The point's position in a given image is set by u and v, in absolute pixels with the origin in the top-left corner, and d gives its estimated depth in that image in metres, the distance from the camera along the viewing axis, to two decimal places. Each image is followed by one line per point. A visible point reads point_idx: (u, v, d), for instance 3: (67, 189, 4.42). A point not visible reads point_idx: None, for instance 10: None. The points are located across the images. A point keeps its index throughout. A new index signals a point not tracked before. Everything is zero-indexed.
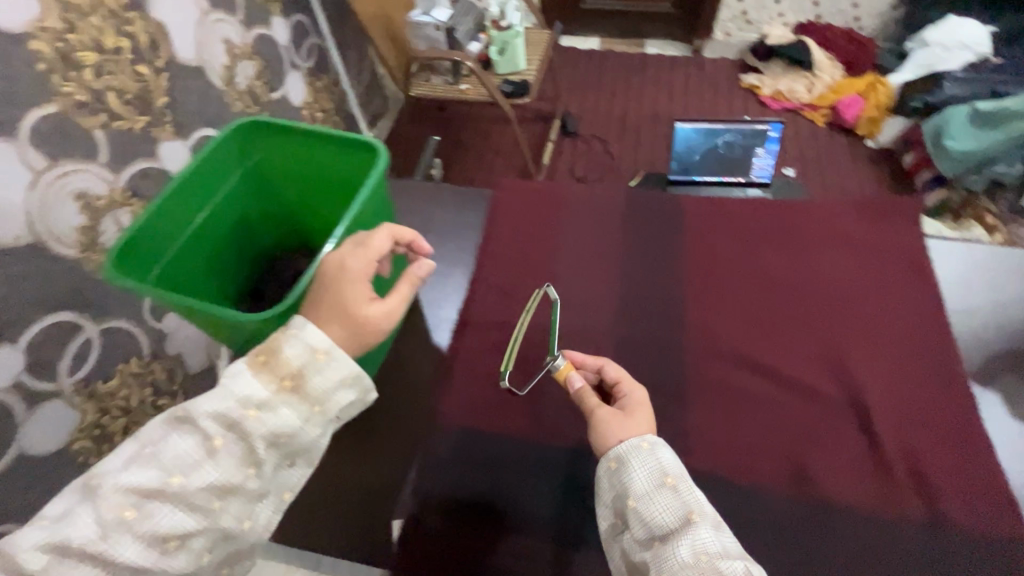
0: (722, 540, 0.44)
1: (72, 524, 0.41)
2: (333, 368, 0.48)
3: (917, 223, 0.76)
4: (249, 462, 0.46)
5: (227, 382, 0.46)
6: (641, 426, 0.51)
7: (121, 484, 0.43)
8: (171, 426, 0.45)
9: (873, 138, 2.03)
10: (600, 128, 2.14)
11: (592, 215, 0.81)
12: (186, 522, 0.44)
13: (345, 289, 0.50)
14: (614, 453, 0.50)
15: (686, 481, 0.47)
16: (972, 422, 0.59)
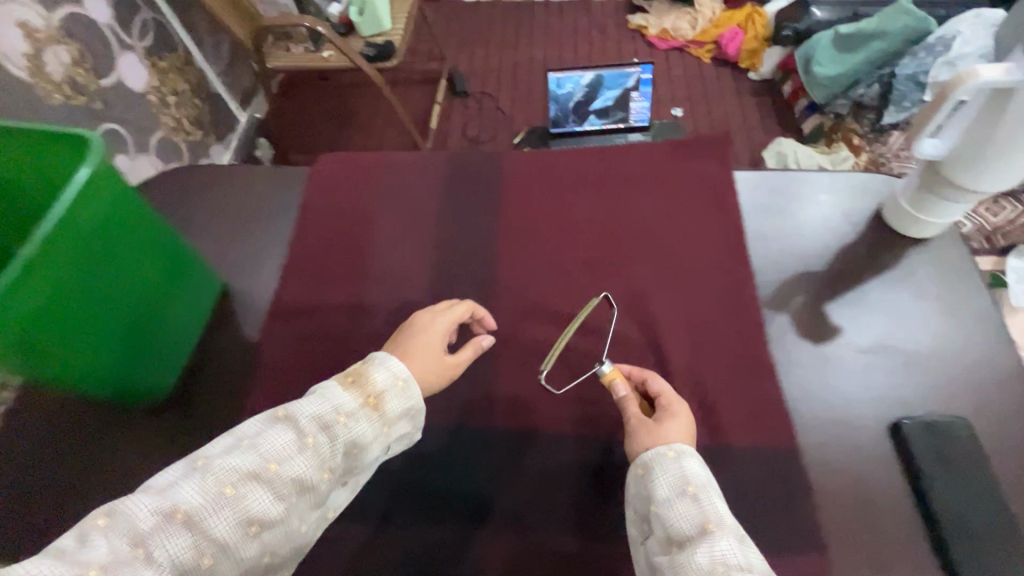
0: (743, 551, 0.42)
1: (161, 500, 0.38)
2: (404, 397, 0.49)
3: (727, 159, 0.77)
4: (328, 467, 0.44)
5: (322, 390, 0.47)
6: (679, 433, 0.51)
7: (224, 462, 0.41)
8: (270, 420, 0.44)
9: (756, 70, 1.96)
10: (491, 85, 2.00)
11: (408, 182, 0.78)
12: (266, 513, 0.41)
13: (433, 343, 0.55)
14: (642, 461, 0.49)
15: (714, 492, 0.46)
16: (757, 346, 0.62)
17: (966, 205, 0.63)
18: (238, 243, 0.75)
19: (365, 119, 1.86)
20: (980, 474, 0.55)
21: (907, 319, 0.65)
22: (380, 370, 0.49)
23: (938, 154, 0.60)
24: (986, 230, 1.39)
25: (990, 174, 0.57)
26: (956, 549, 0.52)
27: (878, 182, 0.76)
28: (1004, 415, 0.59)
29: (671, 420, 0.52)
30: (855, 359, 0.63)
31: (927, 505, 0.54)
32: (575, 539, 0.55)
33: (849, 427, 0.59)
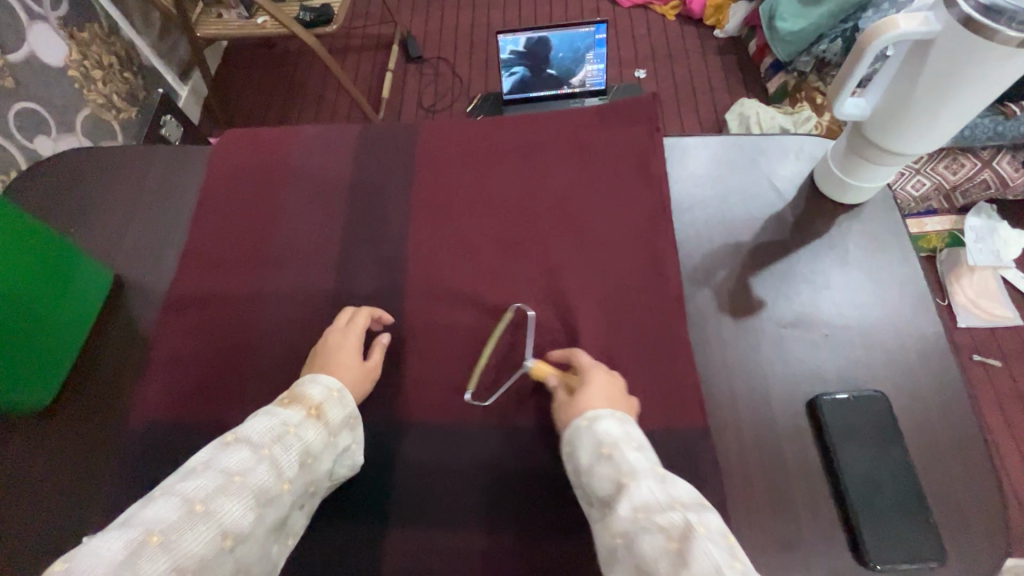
0: (664, 490, 0.42)
1: (135, 528, 0.38)
2: (342, 407, 0.52)
3: (654, 124, 0.72)
4: (286, 474, 0.46)
5: (263, 413, 0.49)
6: (596, 402, 0.51)
7: (182, 487, 0.41)
8: (222, 444, 0.45)
9: (722, 27, 1.84)
10: (447, 47, 1.86)
11: (317, 162, 0.74)
12: (239, 523, 0.41)
13: (340, 359, 0.57)
14: (565, 440, 0.50)
15: (631, 442, 0.47)
16: (673, 322, 0.60)
17: (894, 168, 0.60)
18: (135, 234, 0.72)
19: (314, 92, 1.76)
20: (891, 449, 0.54)
21: (831, 289, 0.63)
22: (313, 388, 0.52)
23: (863, 113, 0.56)
24: (945, 189, 1.33)
25: (912, 131, 0.54)
26: (863, 526, 0.51)
27: (812, 145, 0.72)
28: (918, 385, 0.58)
29: (587, 390, 0.52)
30: (776, 332, 0.61)
31: (838, 483, 0.53)
32: (477, 530, 0.53)
33: (765, 404, 0.57)
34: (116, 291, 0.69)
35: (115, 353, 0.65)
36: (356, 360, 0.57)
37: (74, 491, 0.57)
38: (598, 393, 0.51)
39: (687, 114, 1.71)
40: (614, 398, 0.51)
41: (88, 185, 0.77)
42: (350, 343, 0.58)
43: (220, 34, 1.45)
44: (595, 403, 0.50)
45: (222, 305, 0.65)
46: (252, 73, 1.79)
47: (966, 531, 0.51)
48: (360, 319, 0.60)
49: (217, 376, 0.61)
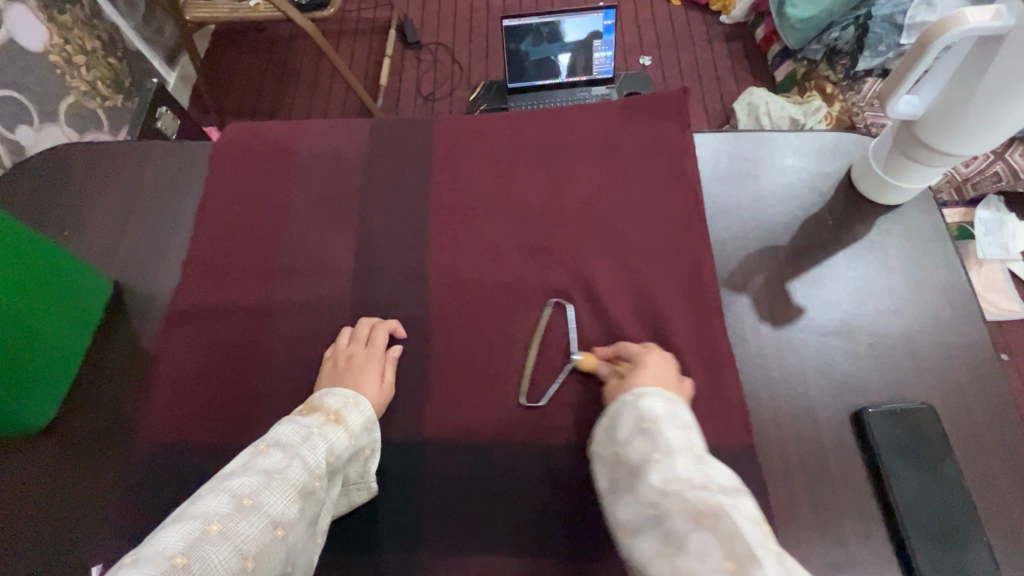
0: (702, 470, 0.40)
1: (190, 522, 0.38)
2: (361, 412, 0.51)
3: (684, 119, 0.68)
4: (319, 470, 0.45)
5: (280, 425, 0.47)
6: (647, 382, 0.50)
7: (203, 508, 0.39)
8: (244, 461, 0.44)
9: (727, 12, 1.78)
10: (446, 31, 1.79)
11: (327, 161, 0.70)
12: (286, 513, 0.41)
13: (355, 375, 0.54)
14: (608, 412, 0.49)
15: (676, 421, 0.45)
16: (713, 332, 0.57)
17: (943, 168, 0.57)
18: (138, 238, 0.69)
19: (309, 79, 1.69)
20: (941, 462, 0.52)
21: (872, 295, 0.60)
22: (329, 398, 0.51)
23: (917, 113, 0.53)
24: (957, 181, 1.32)
25: (973, 130, 0.50)
26: (915, 544, 0.49)
27: (848, 141, 0.69)
28: (963, 394, 0.56)
29: (637, 371, 0.51)
30: (817, 341, 0.58)
31: (887, 498, 0.51)
32: (510, 552, 0.51)
33: (809, 418, 0.55)
34: (115, 300, 0.65)
35: (115, 367, 0.61)
36: (374, 378, 0.55)
37: (74, 513, 0.54)
38: (647, 373, 0.51)
39: (694, 104, 1.67)
40: (662, 377, 0.51)
41: (80, 187, 0.72)
42: (366, 360, 0.55)
43: (211, 17, 1.37)
44: (642, 383, 0.50)
45: (232, 319, 0.61)
46: (244, 60, 1.71)
47: (1018, 548, 0.50)
48: (378, 335, 0.58)
49: (228, 393, 0.57)
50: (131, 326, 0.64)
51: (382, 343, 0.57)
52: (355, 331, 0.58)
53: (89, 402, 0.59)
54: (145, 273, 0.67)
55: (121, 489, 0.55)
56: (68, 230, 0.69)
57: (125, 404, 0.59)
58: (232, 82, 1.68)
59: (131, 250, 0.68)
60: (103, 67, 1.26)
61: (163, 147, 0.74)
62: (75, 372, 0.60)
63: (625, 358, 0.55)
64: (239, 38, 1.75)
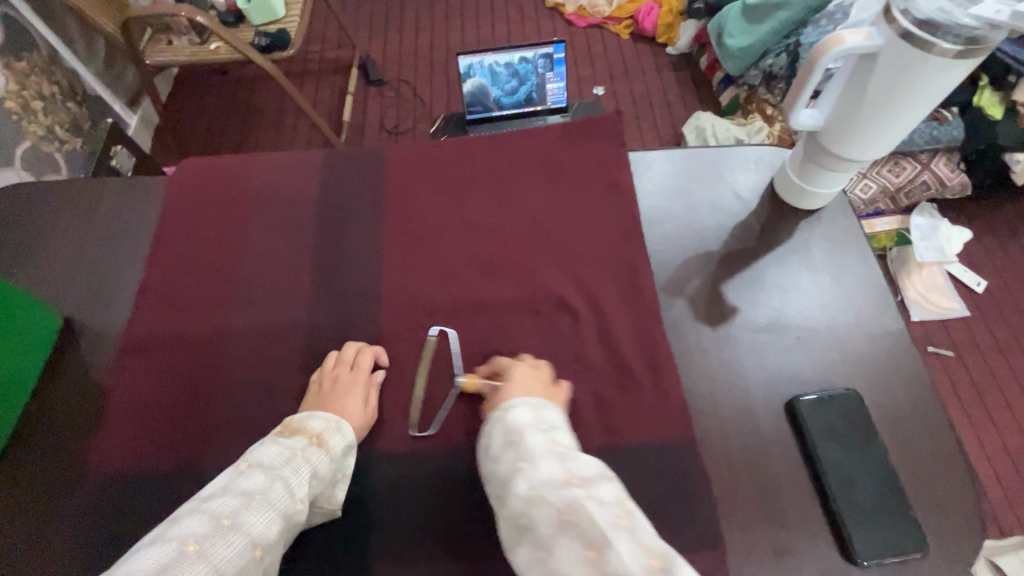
0: (563, 466, 0.42)
1: (167, 542, 0.40)
2: (342, 436, 0.52)
3: (621, 140, 0.73)
4: (301, 492, 0.47)
5: (263, 447, 0.50)
6: (511, 393, 0.52)
7: (183, 529, 0.41)
8: (229, 481, 0.46)
9: (672, 45, 1.90)
10: (407, 70, 1.86)
11: (281, 190, 0.72)
12: (265, 534, 0.43)
13: (340, 398, 0.55)
14: (484, 427, 0.51)
15: (539, 426, 0.47)
16: (654, 335, 0.60)
17: (850, 173, 0.62)
18: (91, 271, 0.69)
19: (274, 117, 1.72)
20: (870, 445, 0.55)
21: (800, 293, 0.65)
22: (312, 421, 0.52)
23: (818, 123, 0.58)
24: (891, 191, 1.40)
25: (865, 138, 0.56)
26: (849, 524, 0.51)
27: (771, 154, 0.75)
28: (886, 381, 0.60)
29: (506, 386, 0.53)
30: (751, 338, 0.62)
31: (821, 481, 0.54)
32: (466, 561, 0.51)
33: (747, 410, 0.58)
34: (66, 333, 0.65)
35: (66, 401, 0.61)
36: (358, 401, 0.55)
37: (22, 553, 0.53)
38: (513, 384, 0.53)
39: (646, 129, 1.76)
40: (529, 386, 0.53)
41: (34, 224, 0.72)
42: (352, 383, 0.56)
43: (171, 61, 1.40)
44: (510, 395, 0.52)
45: (184, 348, 0.62)
46: (209, 101, 1.75)
47: (944, 523, 0.53)
48: (363, 359, 0.59)
49: (181, 419, 0.58)
50: (82, 356, 0.64)
51: (368, 366, 0.58)
52: (342, 353, 0.59)
53: (37, 436, 0.59)
54: (99, 305, 0.67)
55: (71, 523, 0.54)
56: (21, 266, 0.69)
57: (75, 435, 0.59)
58: (196, 122, 1.70)
59: (85, 284, 0.68)
60: (61, 110, 1.27)
61: (120, 182, 0.75)
62: (22, 406, 0.60)
63: (500, 372, 0.57)
64: (204, 82, 1.79)
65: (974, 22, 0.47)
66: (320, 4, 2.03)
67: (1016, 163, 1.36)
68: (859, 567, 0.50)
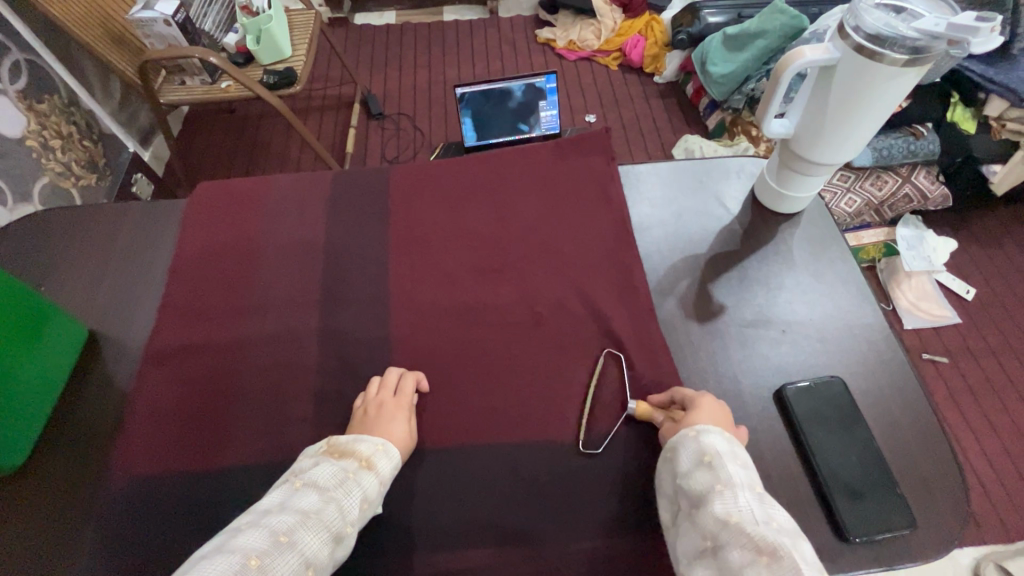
0: (763, 508, 0.42)
1: (230, 555, 0.41)
2: (390, 458, 0.54)
3: (610, 154, 0.79)
4: (352, 515, 0.48)
5: (316, 466, 0.51)
6: (700, 420, 0.52)
7: (242, 542, 0.42)
8: (286, 498, 0.47)
9: (659, 74, 2.00)
10: (407, 104, 1.95)
11: (292, 207, 0.77)
12: (317, 554, 0.44)
13: (386, 423, 0.56)
14: (668, 445, 0.52)
15: (736, 459, 0.47)
16: (647, 329, 0.64)
17: (823, 177, 0.67)
18: (116, 285, 0.73)
19: (280, 151, 1.79)
20: (855, 429, 0.58)
21: (782, 289, 0.69)
22: (360, 443, 0.53)
23: (788, 132, 0.63)
24: (875, 205, 1.43)
25: (831, 144, 0.61)
26: (839, 501, 0.54)
27: (751, 164, 0.80)
28: (868, 369, 0.63)
29: (690, 413, 0.53)
30: (738, 331, 0.66)
31: (810, 463, 0.56)
32: (472, 545, 0.53)
33: (738, 397, 0.61)
34: (89, 345, 0.68)
35: (90, 409, 0.64)
36: (403, 424, 0.56)
37: (42, 556, 0.55)
38: (701, 413, 0.53)
39: (638, 152, 1.82)
40: (717, 415, 0.52)
41: (60, 245, 0.77)
42: (396, 407, 0.57)
43: (183, 99, 1.47)
44: (697, 421, 0.52)
45: (203, 356, 0.65)
46: (216, 137, 1.82)
47: (928, 497, 0.55)
48: (406, 383, 0.60)
49: (202, 424, 0.61)
50: (106, 364, 0.67)
51: (411, 391, 0.59)
52: (385, 380, 0.60)
53: (65, 440, 0.62)
54: (121, 318, 0.71)
55: (96, 524, 0.56)
56: (46, 284, 0.73)
57: (100, 439, 0.62)
58: (204, 158, 1.77)
59: (108, 298, 0.72)
60: (78, 147, 1.33)
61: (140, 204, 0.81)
62: (49, 409, 0.63)
63: (678, 404, 0.56)
64: (214, 121, 1.87)
65: (914, 34, 0.52)
66: (323, 45, 2.14)
67: (994, 173, 1.44)
68: (849, 542, 0.52)
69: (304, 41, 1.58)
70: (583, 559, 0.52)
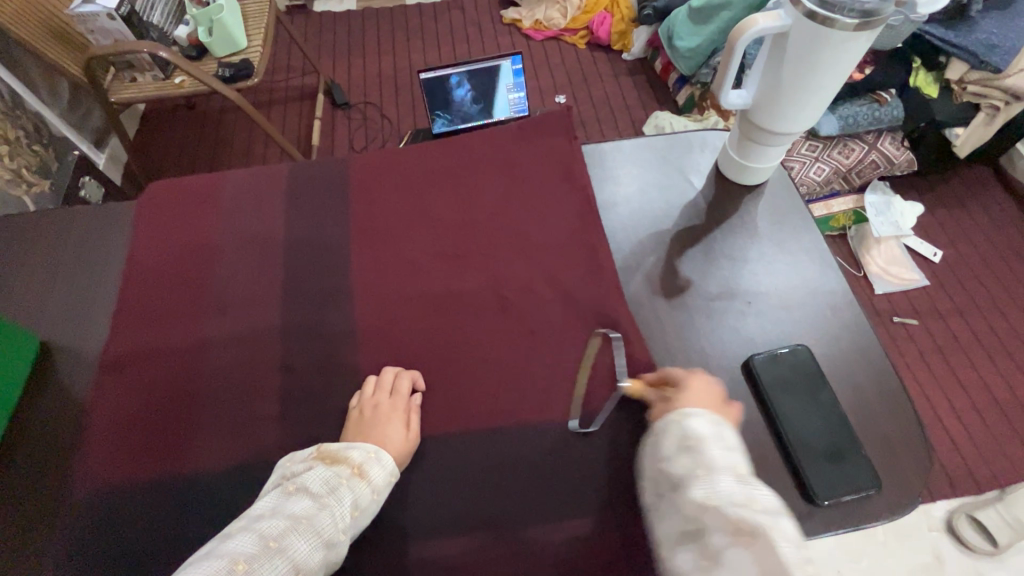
0: (745, 489, 0.40)
1: (219, 559, 0.41)
2: (383, 465, 0.52)
3: (573, 134, 0.78)
4: (344, 522, 0.47)
5: (309, 471, 0.50)
6: (690, 402, 0.50)
7: (230, 547, 0.42)
8: (278, 503, 0.47)
9: (628, 51, 1.98)
10: (373, 93, 1.90)
11: (249, 202, 0.75)
12: (307, 560, 0.44)
13: (381, 426, 0.55)
14: (653, 428, 0.50)
15: (720, 441, 0.45)
16: (615, 308, 0.64)
17: (783, 146, 0.67)
18: (70, 292, 0.71)
19: (243, 147, 1.74)
20: (822, 395, 0.59)
21: (748, 262, 0.69)
22: (352, 450, 0.53)
23: (747, 103, 0.63)
24: (842, 172, 1.44)
25: (789, 114, 0.61)
26: (807, 467, 0.55)
27: (715, 136, 0.80)
28: (833, 335, 0.64)
29: (683, 393, 0.51)
30: (706, 305, 0.66)
31: (778, 431, 0.57)
32: (447, 535, 0.53)
33: (707, 371, 0.61)
34: (43, 358, 0.66)
35: (48, 421, 0.62)
36: (399, 427, 0.55)
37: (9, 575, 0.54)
38: (690, 394, 0.51)
39: (610, 132, 1.81)
40: (707, 398, 0.51)
41: (10, 255, 0.74)
42: (392, 408, 0.56)
43: (136, 97, 1.41)
44: (687, 402, 0.50)
45: (163, 361, 0.63)
46: (176, 135, 1.76)
47: (892, 457, 0.56)
48: (402, 383, 0.59)
49: (166, 430, 0.59)
50: (63, 374, 0.65)
51: (406, 391, 0.58)
52: (380, 380, 0.59)
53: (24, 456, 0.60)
54: (77, 327, 0.68)
55: (60, 540, 0.54)
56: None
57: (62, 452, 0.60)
58: (164, 157, 1.71)
59: (63, 306, 0.70)
60: (26, 152, 1.28)
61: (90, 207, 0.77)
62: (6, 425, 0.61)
63: (671, 383, 0.55)
64: (173, 118, 1.80)
65: None
66: (283, 34, 2.07)
67: (956, 137, 1.45)
68: (818, 506, 0.53)
69: (260, 31, 1.52)
70: (557, 541, 0.52)
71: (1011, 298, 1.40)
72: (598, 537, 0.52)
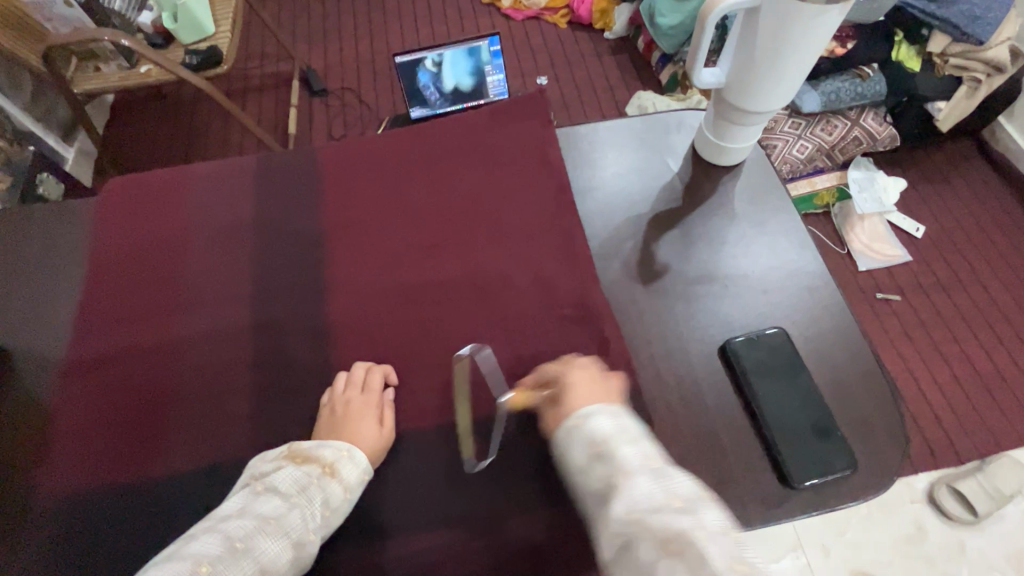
0: (661, 485, 0.38)
1: (183, 561, 0.40)
2: (356, 463, 0.52)
3: (548, 117, 0.76)
4: (314, 522, 0.47)
5: (277, 471, 0.49)
6: (578, 401, 0.47)
7: (193, 549, 0.41)
8: (244, 504, 0.46)
9: (610, 29, 1.94)
10: (350, 78, 1.85)
11: (215, 195, 0.72)
12: (274, 561, 0.43)
13: (352, 423, 0.54)
14: (557, 441, 0.46)
15: (624, 436, 0.43)
16: (591, 296, 0.63)
17: (759, 126, 0.66)
18: (31, 293, 0.69)
19: (217, 137, 1.69)
20: (798, 377, 0.58)
21: (726, 244, 0.68)
22: (323, 448, 0.52)
23: (721, 83, 0.62)
24: (825, 149, 1.43)
25: (763, 94, 0.60)
26: (782, 450, 0.54)
27: (692, 116, 0.78)
28: (810, 316, 0.63)
29: (565, 393, 0.49)
30: (684, 289, 0.65)
31: (755, 414, 0.57)
32: (423, 530, 0.52)
33: (684, 355, 0.61)
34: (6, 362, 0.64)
35: (7, 428, 0.60)
36: (371, 424, 0.54)
37: None
38: (575, 390, 0.49)
39: (593, 113, 1.78)
40: (591, 390, 0.48)
41: None
42: (364, 405, 0.55)
43: (100, 87, 1.36)
44: (573, 404, 0.47)
45: (129, 362, 0.62)
46: (147, 127, 1.71)
47: (868, 436, 0.56)
48: (374, 379, 0.57)
49: (133, 433, 0.57)
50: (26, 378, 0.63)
51: (379, 386, 0.57)
52: (352, 377, 0.58)
53: None
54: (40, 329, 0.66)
55: (25, 549, 0.53)
56: None
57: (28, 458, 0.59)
58: (135, 149, 1.67)
59: (25, 308, 0.68)
60: None
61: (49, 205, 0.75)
62: None
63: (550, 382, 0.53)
64: (143, 109, 1.75)
65: None
66: (254, 19, 2.00)
67: (937, 111, 1.43)
68: (793, 488, 0.53)
69: (227, 15, 1.47)
70: (533, 532, 0.52)
71: (992, 271, 1.41)
72: (574, 526, 0.52)
